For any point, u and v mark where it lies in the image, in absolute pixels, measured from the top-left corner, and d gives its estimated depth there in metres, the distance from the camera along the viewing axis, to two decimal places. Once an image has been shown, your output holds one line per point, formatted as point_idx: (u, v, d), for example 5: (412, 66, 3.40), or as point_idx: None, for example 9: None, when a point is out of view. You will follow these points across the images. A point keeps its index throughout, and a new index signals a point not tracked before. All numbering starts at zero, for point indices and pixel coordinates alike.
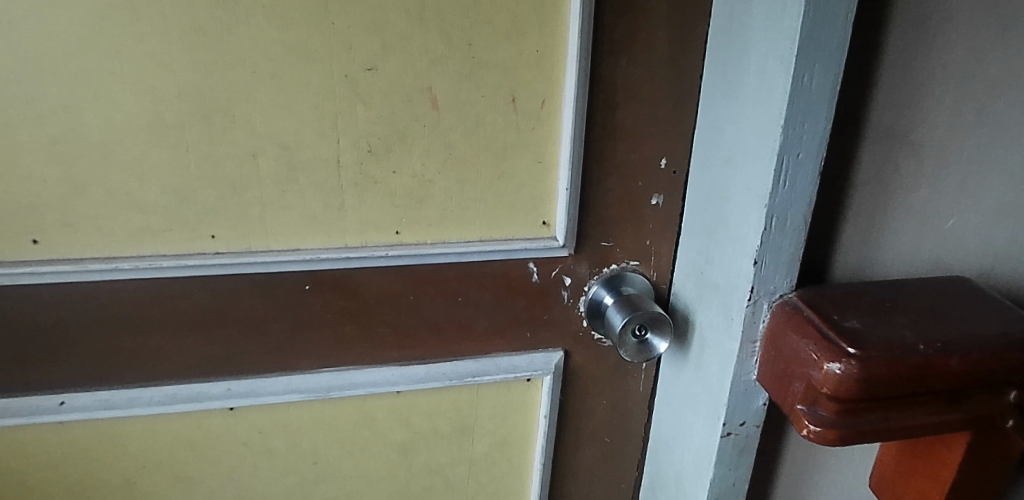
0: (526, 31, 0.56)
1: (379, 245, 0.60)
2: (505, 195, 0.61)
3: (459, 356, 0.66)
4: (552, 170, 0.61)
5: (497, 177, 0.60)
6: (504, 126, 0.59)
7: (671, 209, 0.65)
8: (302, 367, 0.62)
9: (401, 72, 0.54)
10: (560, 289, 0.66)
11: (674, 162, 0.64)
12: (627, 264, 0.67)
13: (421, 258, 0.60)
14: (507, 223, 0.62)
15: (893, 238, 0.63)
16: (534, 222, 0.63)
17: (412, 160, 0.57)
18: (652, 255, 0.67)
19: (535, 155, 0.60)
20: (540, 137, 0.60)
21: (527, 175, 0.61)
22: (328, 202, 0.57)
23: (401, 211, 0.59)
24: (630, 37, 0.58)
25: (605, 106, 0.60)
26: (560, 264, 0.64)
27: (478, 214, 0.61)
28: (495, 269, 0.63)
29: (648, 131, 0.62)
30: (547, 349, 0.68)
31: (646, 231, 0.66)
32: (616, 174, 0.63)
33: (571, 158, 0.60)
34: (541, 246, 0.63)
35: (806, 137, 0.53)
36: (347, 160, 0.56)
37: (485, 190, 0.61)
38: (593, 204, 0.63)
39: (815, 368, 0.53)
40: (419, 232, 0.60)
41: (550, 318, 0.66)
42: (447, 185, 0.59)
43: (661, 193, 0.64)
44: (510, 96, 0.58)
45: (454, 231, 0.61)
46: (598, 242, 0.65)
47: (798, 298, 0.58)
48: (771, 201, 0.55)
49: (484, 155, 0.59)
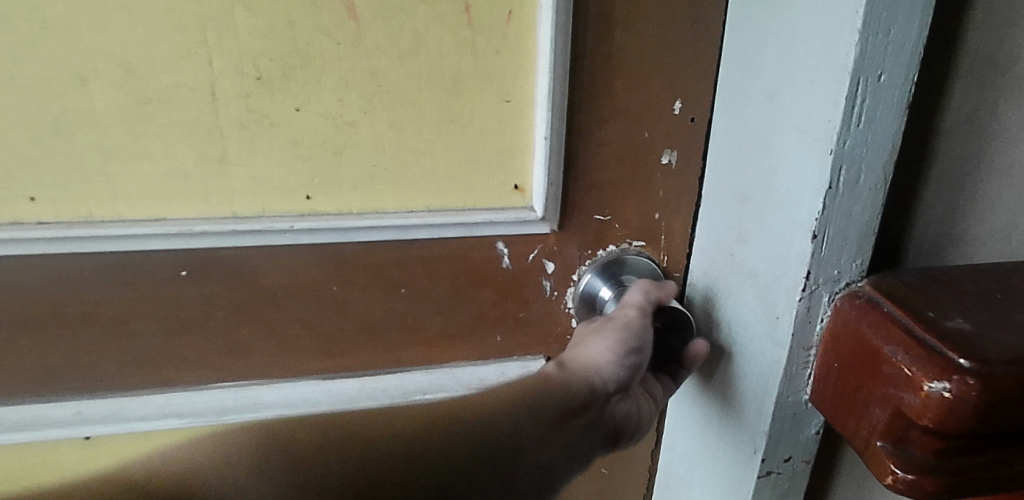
0: None
1: (283, 214, 0.43)
2: (460, 148, 0.45)
3: (406, 366, 0.50)
4: (524, 113, 0.45)
5: (449, 121, 0.44)
6: (456, 48, 0.42)
7: (686, 168, 0.50)
8: (185, 382, 0.46)
9: None
10: (540, 278, 0.50)
11: (688, 103, 0.47)
12: (628, 246, 0.51)
13: (344, 232, 0.44)
14: (465, 186, 0.46)
15: (988, 205, 0.44)
16: (503, 185, 0.47)
17: (322, 93, 0.41)
18: (662, 233, 0.51)
19: (500, 91, 0.44)
20: (508, 65, 0.43)
21: (492, 118, 0.44)
22: (202, 152, 0.40)
23: (312, 167, 0.42)
24: None
25: (595, 23, 0.43)
26: (540, 243, 0.49)
27: (424, 174, 0.45)
28: (450, 251, 0.47)
29: (655, 60, 0.45)
30: (523, 356, 0.52)
31: (654, 201, 0.50)
32: (612, 121, 0.47)
33: (551, 94, 0.44)
34: (515, 219, 0.47)
35: (891, 50, 0.36)
36: (226, 91, 0.39)
37: (433, 140, 0.44)
38: (579, 163, 0.47)
39: (908, 388, 0.36)
40: (340, 198, 0.44)
41: (527, 316, 0.51)
42: (376, 131, 0.42)
43: (674, 148, 0.49)
44: (462, 2, 0.41)
45: (393, 198, 0.45)
46: (589, 213, 0.49)
47: (874, 287, 0.41)
48: (842, 146, 0.38)
49: (429, 89, 0.42)
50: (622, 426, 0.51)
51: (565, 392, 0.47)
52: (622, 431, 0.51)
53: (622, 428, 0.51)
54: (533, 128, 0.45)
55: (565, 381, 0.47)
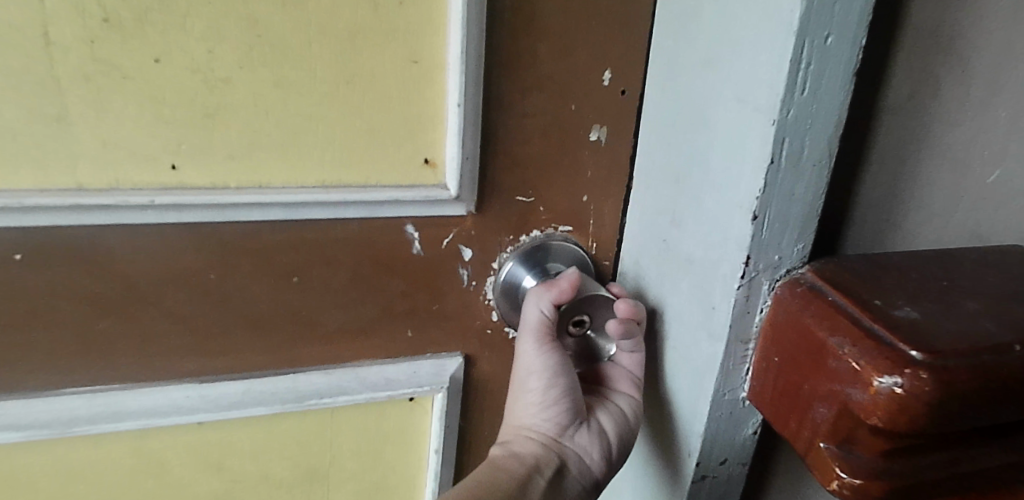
0: None
1: (142, 187, 0.36)
2: (360, 116, 0.39)
3: (300, 366, 0.43)
4: (434, 76, 0.39)
5: (346, 82, 0.38)
6: None
7: (616, 145, 0.45)
8: (24, 388, 0.38)
9: None
10: (457, 266, 0.45)
11: (619, 72, 0.43)
12: (553, 232, 0.46)
13: (220, 211, 0.37)
14: (367, 161, 0.40)
15: (925, 193, 0.41)
16: (412, 159, 0.41)
17: (188, 42, 0.34)
18: (590, 218, 0.47)
19: (406, 49, 0.38)
20: (414, 20, 0.38)
21: (397, 80, 0.39)
22: (34, 108, 0.33)
23: (177, 132, 0.35)
24: None
25: None
26: (454, 227, 0.44)
27: (317, 143, 0.39)
28: (351, 235, 0.41)
29: (581, 21, 0.41)
30: (437, 354, 0.46)
31: (582, 181, 0.45)
32: (535, 90, 0.42)
33: (465, 55, 0.38)
34: (426, 198, 0.41)
35: (839, 8, 0.32)
36: (63, 34, 0.32)
37: (329, 104, 0.38)
38: (498, 137, 0.42)
39: (856, 385, 0.32)
40: (214, 170, 0.37)
41: (442, 308, 0.46)
42: (257, 91, 0.36)
43: (603, 123, 0.44)
44: None
45: (281, 171, 0.38)
46: (511, 193, 0.44)
47: (817, 274, 0.37)
48: (786, 117, 0.34)
49: (321, 44, 0.36)
50: (608, 449, 0.46)
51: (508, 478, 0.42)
52: (610, 455, 0.46)
53: (607, 452, 0.46)
54: (445, 94, 0.40)
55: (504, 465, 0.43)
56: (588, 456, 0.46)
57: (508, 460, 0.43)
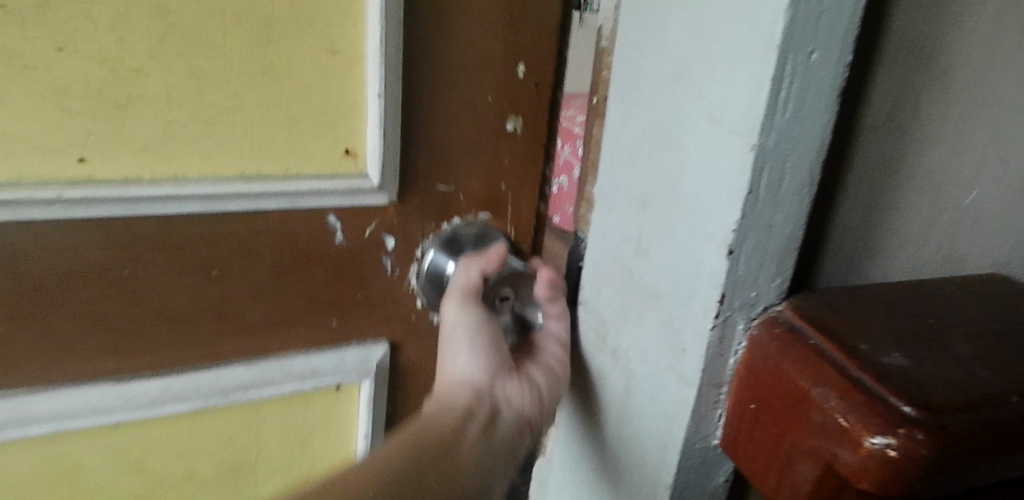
0: None
1: (47, 182, 0.34)
2: (278, 107, 0.39)
3: (223, 361, 0.43)
4: (354, 67, 0.40)
5: (264, 71, 0.37)
6: None
7: (532, 134, 0.47)
8: None
9: None
10: (380, 256, 0.45)
11: (533, 66, 0.45)
12: (474, 219, 0.47)
13: (133, 205, 0.37)
14: (286, 153, 0.40)
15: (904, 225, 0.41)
16: (332, 150, 0.41)
17: (95, 31, 0.33)
18: (509, 205, 0.48)
19: (324, 42, 0.38)
20: (333, 9, 0.38)
21: (317, 71, 0.39)
22: None
23: (84, 124, 0.34)
24: None
25: None
26: (377, 217, 0.44)
27: (234, 135, 0.38)
28: (271, 227, 0.41)
29: (496, 16, 0.42)
30: (363, 343, 0.47)
31: (500, 168, 0.47)
32: (453, 83, 0.43)
33: (384, 49, 0.39)
34: (348, 188, 0.42)
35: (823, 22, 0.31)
36: None
37: (246, 94, 0.38)
38: (418, 127, 0.43)
39: (843, 446, 0.32)
40: (125, 164, 0.36)
41: (366, 297, 0.46)
42: (170, 82, 0.35)
43: (519, 113, 0.46)
44: None
45: (197, 163, 0.38)
46: (432, 183, 0.45)
47: (796, 314, 0.38)
48: (772, 141, 0.33)
49: (236, 36, 0.36)
50: (539, 394, 0.48)
51: (438, 432, 0.43)
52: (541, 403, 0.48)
53: (540, 401, 0.48)
54: (366, 85, 0.40)
55: (433, 418, 0.44)
56: (519, 402, 0.47)
57: (442, 414, 0.44)
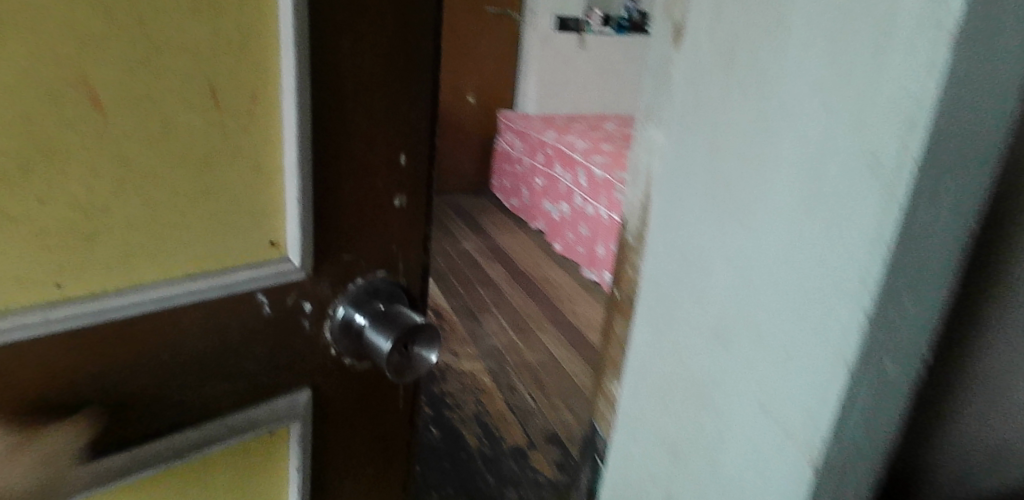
0: (220, 5, 0.44)
1: (32, 308, 0.43)
2: (214, 216, 0.48)
3: (175, 429, 0.51)
4: (274, 178, 0.50)
5: (203, 193, 0.47)
6: (206, 128, 0.46)
7: (415, 205, 0.58)
8: None
9: (31, 60, 0.39)
10: (301, 319, 0.55)
11: (414, 154, 0.56)
12: (375, 276, 0.57)
13: (101, 315, 0.45)
14: (222, 251, 0.50)
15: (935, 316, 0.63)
16: (260, 243, 0.51)
17: (66, 181, 0.42)
18: (400, 261, 0.59)
19: (250, 161, 0.49)
20: (257, 137, 0.48)
21: (245, 185, 0.49)
22: None
23: (59, 255, 0.43)
24: (354, 15, 0.48)
25: (331, 97, 0.49)
26: (296, 289, 0.53)
27: (181, 243, 0.48)
28: (212, 315, 0.50)
29: (383, 122, 0.53)
30: (291, 391, 0.57)
31: (391, 235, 0.57)
32: (353, 178, 0.53)
33: (299, 161, 0.49)
34: (274, 274, 0.51)
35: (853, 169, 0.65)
36: None
37: (189, 212, 0.47)
38: (327, 215, 0.53)
39: None
40: (92, 281, 0.45)
41: (292, 355, 0.55)
42: (130, 211, 0.45)
43: (404, 191, 0.57)
44: (209, 87, 0.45)
45: (150, 270, 0.47)
46: (340, 255, 0.55)
47: None
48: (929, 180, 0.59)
49: (180, 168, 0.46)
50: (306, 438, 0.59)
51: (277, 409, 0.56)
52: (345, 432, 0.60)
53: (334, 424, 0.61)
54: (285, 189, 0.51)
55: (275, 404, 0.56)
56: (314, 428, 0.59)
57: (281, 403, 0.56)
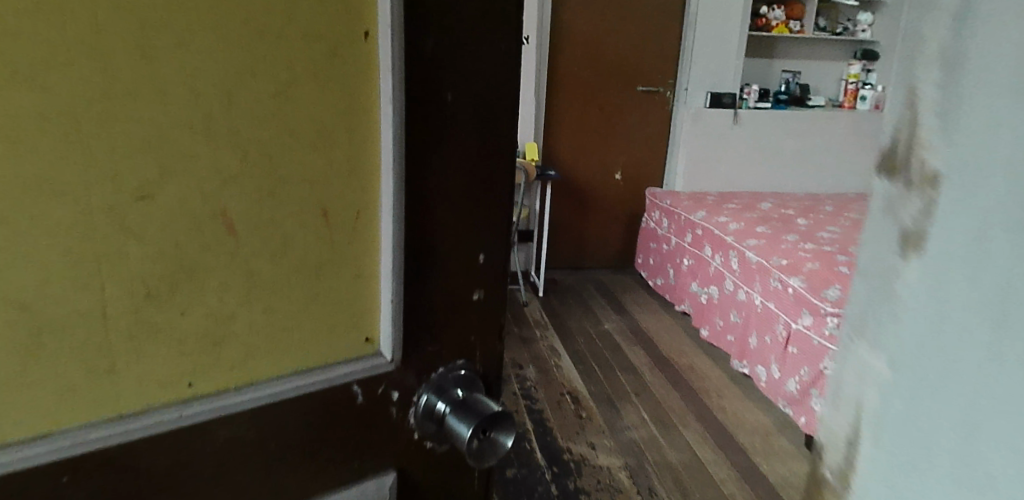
0: (334, 139, 0.49)
1: (168, 405, 0.48)
2: (320, 317, 0.54)
3: None
4: (373, 283, 0.55)
5: (312, 298, 0.53)
6: (317, 243, 0.51)
7: (492, 300, 0.60)
8: None
9: (185, 198, 0.45)
10: (388, 406, 0.57)
11: (492, 254, 0.58)
12: (452, 364, 0.59)
13: (224, 409, 0.50)
14: (324, 348, 0.55)
15: None
16: (356, 340, 0.56)
17: (204, 296, 0.48)
18: (477, 350, 0.61)
19: (353, 269, 0.53)
20: (360, 248, 0.53)
21: (347, 290, 0.54)
22: (91, 366, 0.45)
23: (192, 360, 0.49)
24: (450, 137, 0.52)
25: (426, 210, 0.53)
26: (385, 380, 0.56)
27: (291, 343, 0.53)
28: (315, 406, 0.54)
29: (467, 226, 0.56)
30: (377, 474, 0.59)
31: (469, 327, 0.60)
32: (442, 280, 0.56)
33: (395, 269, 0.53)
34: (366, 368, 0.56)
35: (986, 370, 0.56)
36: (117, 310, 0.45)
37: (298, 316, 0.52)
38: (418, 315, 0.56)
39: None
40: (217, 380, 0.50)
41: (379, 439, 0.58)
42: (251, 318, 0.50)
43: (483, 287, 0.59)
44: (321, 209, 0.50)
45: (263, 369, 0.52)
46: (424, 348, 0.57)
47: None
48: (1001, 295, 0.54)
49: (294, 278, 0.51)
50: None
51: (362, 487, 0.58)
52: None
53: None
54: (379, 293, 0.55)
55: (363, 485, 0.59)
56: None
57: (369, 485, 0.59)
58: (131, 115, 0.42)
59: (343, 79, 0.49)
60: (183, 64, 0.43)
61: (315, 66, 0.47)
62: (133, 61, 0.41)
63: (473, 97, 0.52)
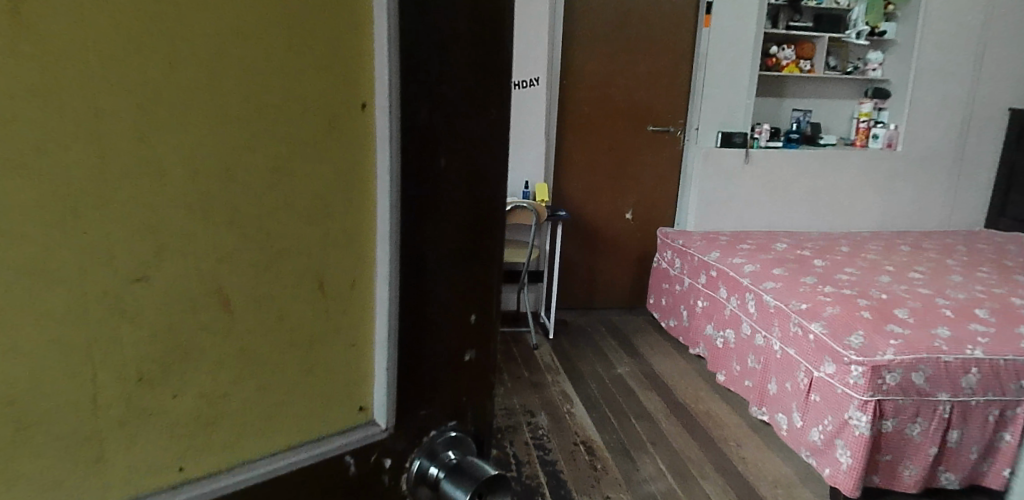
0: (331, 209, 0.47)
1: (157, 492, 0.44)
2: (316, 390, 0.50)
3: None
4: (368, 355, 0.51)
5: (306, 371, 0.49)
6: (313, 316, 0.48)
7: (482, 359, 0.57)
8: None
9: (181, 281, 0.42)
10: (380, 475, 0.52)
11: (482, 313, 0.55)
12: (444, 426, 0.56)
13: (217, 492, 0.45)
14: (317, 420, 0.51)
15: None
16: (349, 408, 0.52)
17: (198, 378, 0.44)
18: (468, 411, 0.58)
19: (348, 338, 0.50)
20: (355, 319, 0.50)
21: (342, 364, 0.51)
22: (79, 458, 0.41)
23: (185, 443, 0.45)
24: (446, 195, 0.49)
25: (421, 273, 0.50)
26: (378, 446, 0.52)
27: (285, 418, 0.49)
28: (312, 480, 0.49)
29: (461, 285, 0.53)
30: None
31: (462, 388, 0.56)
32: (435, 342, 0.53)
33: (390, 335, 0.49)
34: (360, 438, 0.51)
35: None
36: (109, 398, 0.41)
37: (292, 391, 0.49)
38: (412, 379, 0.52)
39: None
40: (209, 460, 0.46)
41: None
42: (246, 396, 0.47)
43: (473, 346, 0.56)
44: (317, 281, 0.47)
45: (256, 448, 0.48)
46: (415, 413, 0.53)
47: None
48: None
49: (289, 352, 0.48)
50: None
51: None
52: None
53: None
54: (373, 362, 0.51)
55: None
56: None
57: None
58: (127, 191, 0.39)
59: (342, 147, 0.46)
60: (184, 145, 0.40)
61: (314, 142, 0.45)
62: (131, 136, 0.38)
63: (465, 153, 0.50)
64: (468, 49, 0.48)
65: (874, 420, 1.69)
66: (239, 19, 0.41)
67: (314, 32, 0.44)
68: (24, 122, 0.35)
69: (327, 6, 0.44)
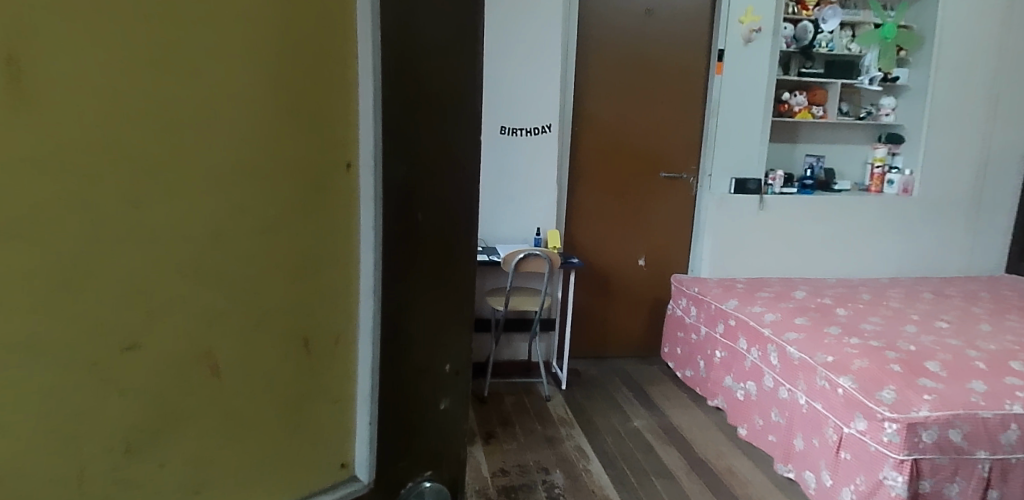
0: (313, 271, 0.50)
1: None
2: (301, 448, 0.52)
3: None
4: (352, 409, 0.54)
5: (291, 430, 0.52)
6: (298, 375, 0.51)
7: (457, 409, 0.59)
8: None
9: (178, 350, 0.44)
10: None
11: (457, 364, 0.58)
12: (421, 476, 0.57)
13: None
14: (300, 478, 0.53)
15: None
16: (331, 465, 0.54)
17: (184, 444, 0.46)
18: (443, 460, 0.59)
19: (330, 396, 0.53)
20: (337, 377, 0.53)
21: (326, 419, 0.53)
22: None
23: None
24: (423, 257, 0.52)
25: (399, 329, 0.52)
26: None
27: (268, 476, 0.51)
28: None
29: (435, 339, 0.55)
30: None
31: (437, 437, 0.58)
32: (412, 396, 0.55)
33: (372, 392, 0.53)
34: (344, 493, 0.53)
35: None
36: (95, 471, 0.42)
37: (277, 450, 0.51)
38: (393, 437, 0.54)
39: None
40: None
41: None
42: (234, 458, 0.49)
43: (448, 396, 0.58)
44: (301, 338, 0.50)
45: None
46: (395, 465, 0.55)
47: None
48: None
49: (275, 412, 0.50)
50: None
51: None
52: None
53: None
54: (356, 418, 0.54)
55: None
56: None
57: None
58: (125, 267, 0.41)
59: (325, 213, 0.49)
60: (174, 214, 0.43)
61: (299, 203, 0.48)
62: (122, 211, 0.41)
63: (440, 214, 0.53)
64: (444, 119, 0.51)
65: (911, 480, 1.62)
66: (233, 101, 0.44)
67: (297, 104, 0.47)
68: (28, 207, 0.38)
69: (309, 80, 0.47)
